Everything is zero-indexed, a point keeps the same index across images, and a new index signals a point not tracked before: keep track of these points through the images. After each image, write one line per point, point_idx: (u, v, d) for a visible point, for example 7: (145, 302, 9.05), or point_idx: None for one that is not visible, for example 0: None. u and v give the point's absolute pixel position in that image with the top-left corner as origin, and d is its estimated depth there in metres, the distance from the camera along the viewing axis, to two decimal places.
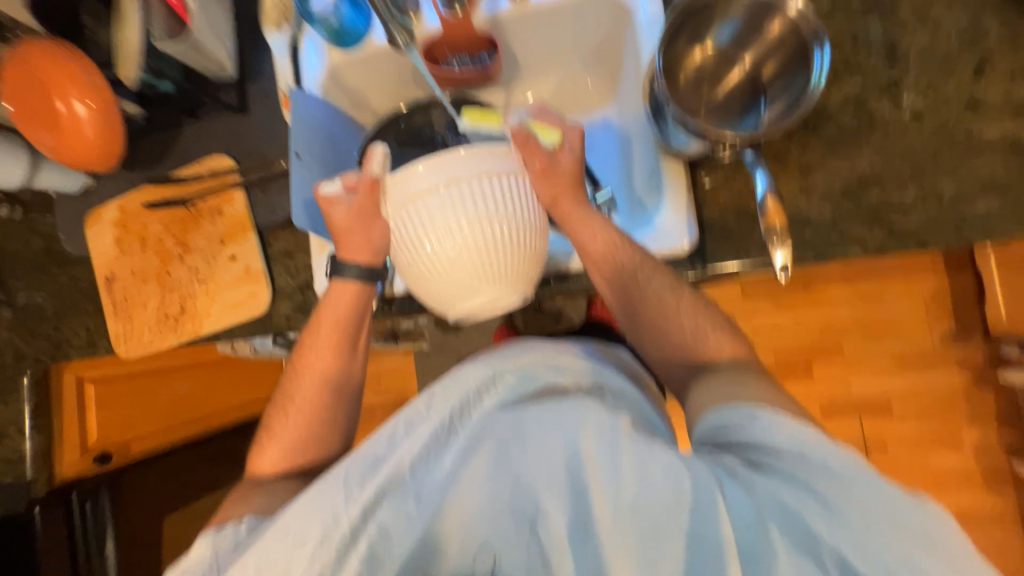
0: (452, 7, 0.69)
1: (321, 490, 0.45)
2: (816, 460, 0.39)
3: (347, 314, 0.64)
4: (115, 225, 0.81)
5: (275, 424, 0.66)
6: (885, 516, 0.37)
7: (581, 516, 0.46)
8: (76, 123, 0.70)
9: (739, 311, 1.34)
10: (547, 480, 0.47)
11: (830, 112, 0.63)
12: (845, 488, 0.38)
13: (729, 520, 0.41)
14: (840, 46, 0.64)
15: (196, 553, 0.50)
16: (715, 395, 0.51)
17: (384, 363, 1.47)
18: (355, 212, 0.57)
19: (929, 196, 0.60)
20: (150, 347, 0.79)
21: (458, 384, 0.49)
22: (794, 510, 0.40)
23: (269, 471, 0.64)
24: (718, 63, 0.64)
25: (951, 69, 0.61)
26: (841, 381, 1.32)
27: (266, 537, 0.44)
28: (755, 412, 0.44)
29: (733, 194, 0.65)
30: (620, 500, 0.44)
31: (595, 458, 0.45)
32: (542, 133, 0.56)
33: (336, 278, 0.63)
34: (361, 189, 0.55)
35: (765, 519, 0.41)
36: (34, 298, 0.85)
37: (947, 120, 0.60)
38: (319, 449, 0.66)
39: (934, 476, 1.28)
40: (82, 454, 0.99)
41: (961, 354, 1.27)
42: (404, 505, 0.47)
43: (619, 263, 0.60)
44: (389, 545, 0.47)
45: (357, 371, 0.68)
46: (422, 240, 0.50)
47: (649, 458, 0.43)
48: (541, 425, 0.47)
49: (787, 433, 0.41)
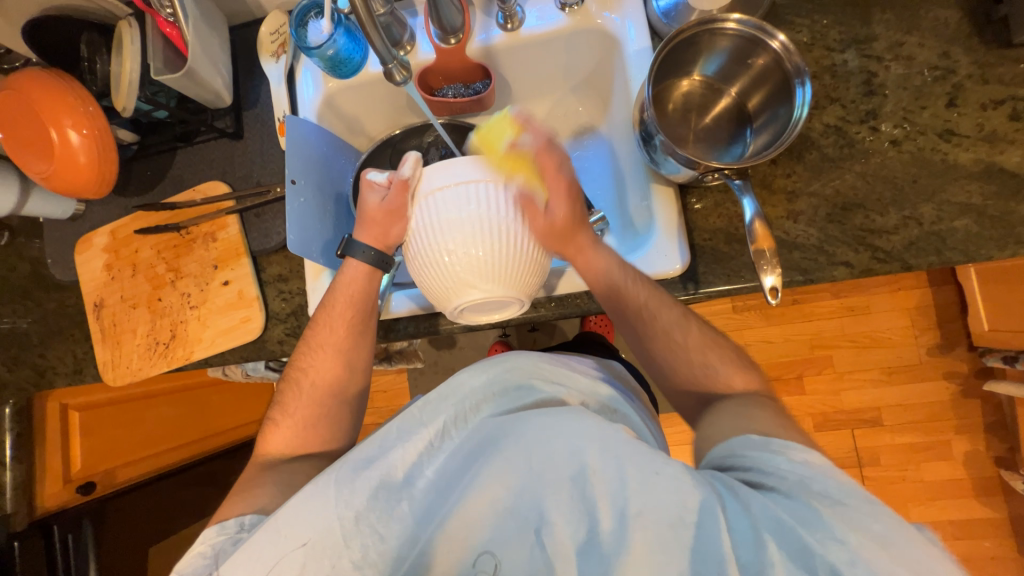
0: (446, 38, 0.70)
1: (308, 492, 0.44)
2: (817, 486, 0.40)
3: (361, 293, 0.65)
4: (106, 251, 0.80)
5: (290, 403, 0.66)
6: (880, 536, 0.36)
7: (587, 544, 0.39)
8: (68, 151, 0.69)
9: (731, 327, 1.36)
10: (551, 498, 0.40)
11: (814, 139, 0.65)
12: (844, 509, 0.38)
13: (730, 542, 0.37)
14: (820, 77, 0.67)
15: (199, 550, 0.50)
16: (726, 425, 0.51)
17: (377, 382, 1.46)
18: (388, 208, 0.58)
19: (909, 220, 0.62)
20: (139, 374, 0.78)
21: (453, 390, 0.49)
22: (790, 526, 0.37)
23: (278, 451, 0.64)
24: (705, 94, 0.69)
25: (926, 98, 0.64)
26: (832, 395, 1.34)
27: (253, 541, 0.44)
28: (765, 444, 0.45)
29: (722, 217, 0.66)
30: (626, 517, 0.38)
31: (598, 469, 0.40)
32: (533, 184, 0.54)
33: (348, 258, 0.64)
34: (393, 189, 0.56)
35: (763, 536, 0.37)
36: (19, 324, 0.83)
37: (923, 148, 0.63)
38: (329, 435, 0.66)
39: (927, 488, 1.29)
40: (64, 484, 0.96)
41: (948, 366, 1.30)
42: (394, 511, 0.44)
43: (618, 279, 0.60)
44: (382, 556, 0.43)
45: (366, 355, 0.67)
46: (428, 232, 0.51)
47: (654, 471, 0.39)
48: (536, 431, 0.43)
49: (793, 462, 0.42)
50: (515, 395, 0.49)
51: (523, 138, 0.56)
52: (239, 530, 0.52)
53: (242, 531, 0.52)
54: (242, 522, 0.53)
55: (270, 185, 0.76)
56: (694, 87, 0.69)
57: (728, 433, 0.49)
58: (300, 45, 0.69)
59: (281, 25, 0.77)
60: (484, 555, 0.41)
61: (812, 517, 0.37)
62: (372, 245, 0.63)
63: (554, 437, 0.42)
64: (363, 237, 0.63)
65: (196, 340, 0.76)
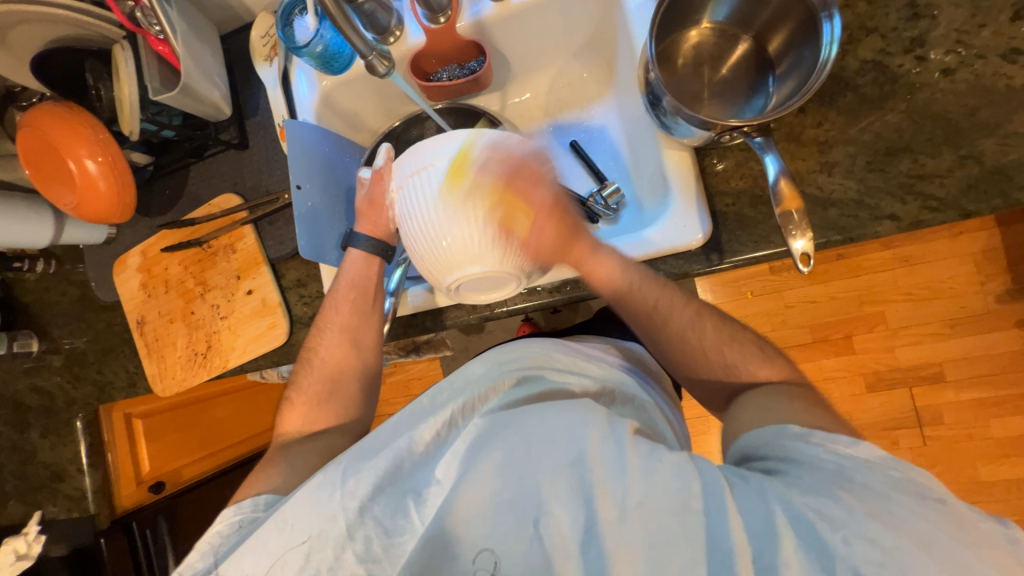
0: (435, 17, 0.67)
1: (317, 482, 0.44)
2: (858, 477, 0.37)
3: (363, 278, 0.67)
4: (140, 270, 0.85)
5: (302, 382, 0.68)
6: (920, 535, 0.32)
7: (589, 534, 0.37)
8: (89, 181, 0.72)
9: (768, 290, 1.28)
10: (551, 486, 0.39)
11: (848, 78, 0.58)
12: (884, 502, 0.35)
13: (741, 532, 0.35)
14: (853, 5, 0.59)
15: (216, 529, 0.51)
16: (754, 415, 0.48)
17: (411, 372, 1.50)
18: (371, 201, 0.64)
19: (966, 159, 0.54)
20: (184, 383, 0.82)
21: (464, 377, 0.50)
22: (809, 520, 0.34)
23: (295, 429, 0.65)
24: (719, 43, 0.62)
25: (985, 14, 0.55)
26: (886, 352, 1.24)
27: (261, 531, 0.44)
28: (806, 435, 0.42)
29: (747, 176, 0.61)
30: (627, 506, 0.37)
31: (600, 459, 0.39)
32: (451, 231, 0.48)
33: (351, 249, 0.67)
34: (371, 182, 0.63)
35: (777, 524, 0.35)
36: (76, 344, 0.90)
37: (983, 73, 0.54)
38: (343, 410, 0.67)
39: (997, 444, 1.19)
40: (137, 485, 1.07)
41: (1020, 312, 1.17)
42: (399, 505, 0.43)
43: (632, 292, 0.57)
44: (385, 550, 0.42)
45: (374, 337, 0.68)
46: (415, 194, 0.50)
47: (655, 458, 0.38)
48: (541, 421, 0.42)
49: (834, 453, 0.39)
50: (523, 388, 0.49)
51: (446, 173, 0.49)
52: (255, 511, 0.52)
53: (256, 510, 0.52)
54: (257, 502, 0.53)
55: (279, 193, 0.77)
56: (703, 36, 0.62)
57: (769, 418, 0.46)
58: (289, 46, 0.68)
59: (270, 27, 0.76)
60: (483, 553, 0.39)
61: (841, 512, 0.34)
62: (369, 234, 0.66)
63: (555, 427, 0.41)
64: (361, 229, 0.67)
65: (229, 349, 0.79)
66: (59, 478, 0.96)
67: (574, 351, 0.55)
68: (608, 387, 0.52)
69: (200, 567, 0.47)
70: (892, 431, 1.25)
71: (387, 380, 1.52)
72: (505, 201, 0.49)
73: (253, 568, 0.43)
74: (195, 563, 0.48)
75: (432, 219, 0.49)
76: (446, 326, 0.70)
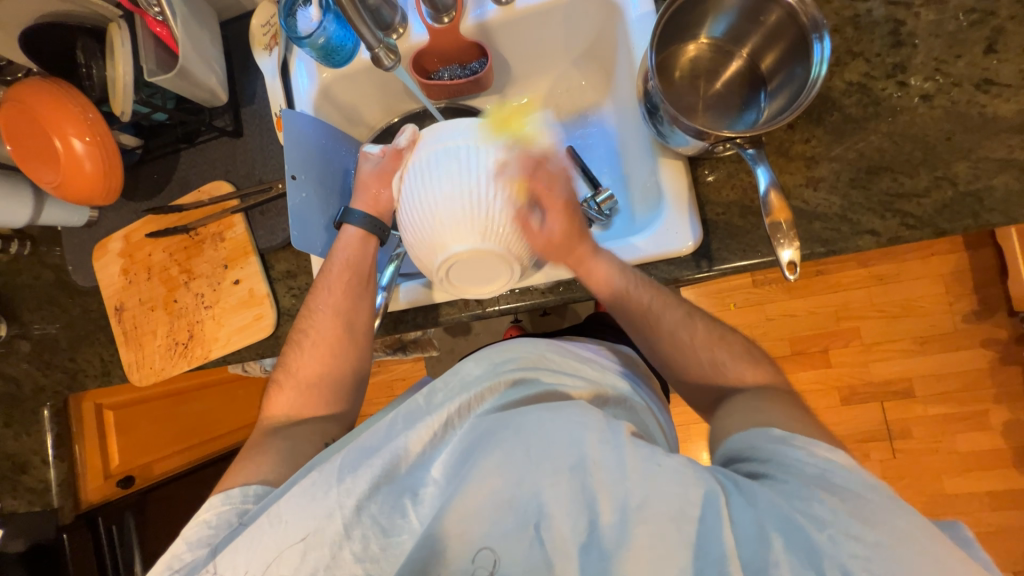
0: (439, 17, 0.68)
1: (312, 480, 0.43)
2: (838, 479, 0.39)
3: (359, 258, 0.66)
4: (122, 256, 0.82)
5: (292, 364, 0.66)
6: (902, 533, 0.35)
7: (590, 535, 0.38)
8: (74, 160, 0.70)
9: (751, 302, 1.32)
10: (551, 489, 0.39)
11: (835, 98, 0.61)
12: (863, 502, 0.37)
13: (732, 535, 0.36)
14: (841, 29, 0.62)
15: (203, 518, 0.50)
16: (741, 418, 0.50)
17: (396, 372, 1.49)
18: (380, 174, 0.64)
19: (942, 180, 0.58)
20: (162, 374, 0.80)
21: (459, 377, 0.50)
22: (798, 524, 0.36)
23: (281, 414, 0.64)
24: (715, 58, 0.64)
25: (961, 46, 0.58)
26: (859, 366, 1.29)
27: (254, 527, 0.43)
28: (787, 438, 0.44)
29: (736, 188, 0.63)
30: (628, 509, 0.37)
31: (600, 462, 0.39)
32: (441, 209, 0.49)
33: (346, 226, 0.66)
34: (388, 157, 0.62)
35: (767, 530, 0.36)
36: (49, 330, 0.87)
37: (958, 100, 0.58)
38: (331, 398, 0.65)
39: (962, 458, 1.24)
40: (105, 479, 1.02)
41: (985, 332, 1.23)
42: (397, 505, 0.43)
43: (627, 300, 0.59)
44: (384, 549, 0.42)
45: (367, 319, 0.66)
46: (408, 183, 0.53)
47: (656, 462, 0.39)
48: (539, 424, 0.42)
49: (815, 455, 0.41)
50: (518, 390, 0.48)
51: (442, 156, 0.51)
52: (245, 502, 0.52)
53: (245, 502, 0.52)
54: (246, 493, 0.52)
55: (272, 183, 0.76)
56: (700, 50, 0.64)
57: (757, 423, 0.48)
58: (291, 35, 0.68)
59: (271, 16, 0.76)
60: (483, 551, 0.38)
61: (826, 514, 0.36)
62: (366, 211, 0.66)
63: (556, 431, 0.41)
64: (358, 205, 0.66)
65: (212, 339, 0.77)
66: (22, 469, 0.92)
67: (569, 352, 0.56)
68: (603, 391, 0.53)
69: (189, 558, 0.46)
70: (864, 443, 1.29)
71: (372, 380, 1.50)
72: (496, 184, 0.49)
73: (246, 565, 0.42)
74: (183, 554, 0.47)
75: (424, 199, 0.50)
76: (437, 322, 0.71)
